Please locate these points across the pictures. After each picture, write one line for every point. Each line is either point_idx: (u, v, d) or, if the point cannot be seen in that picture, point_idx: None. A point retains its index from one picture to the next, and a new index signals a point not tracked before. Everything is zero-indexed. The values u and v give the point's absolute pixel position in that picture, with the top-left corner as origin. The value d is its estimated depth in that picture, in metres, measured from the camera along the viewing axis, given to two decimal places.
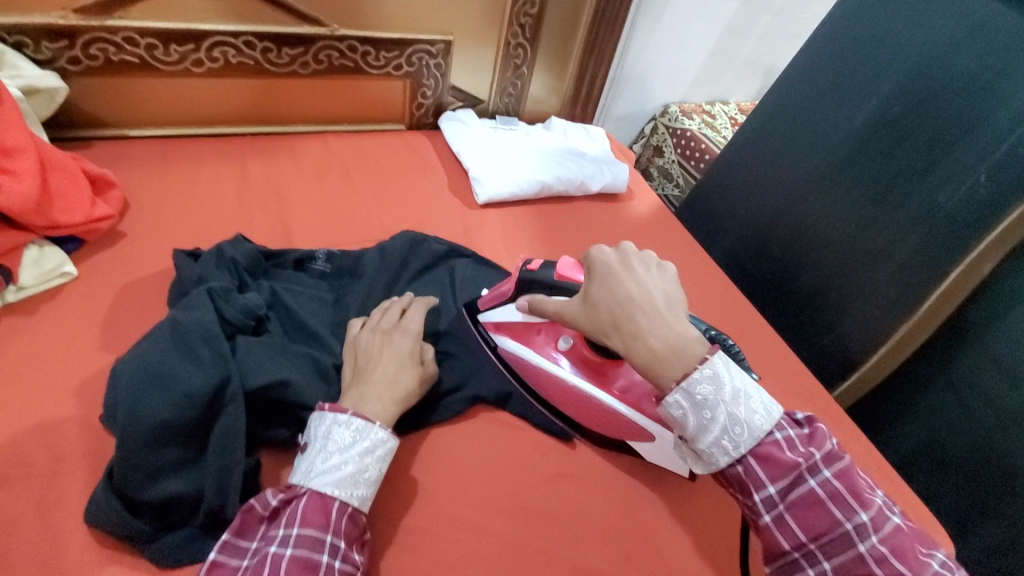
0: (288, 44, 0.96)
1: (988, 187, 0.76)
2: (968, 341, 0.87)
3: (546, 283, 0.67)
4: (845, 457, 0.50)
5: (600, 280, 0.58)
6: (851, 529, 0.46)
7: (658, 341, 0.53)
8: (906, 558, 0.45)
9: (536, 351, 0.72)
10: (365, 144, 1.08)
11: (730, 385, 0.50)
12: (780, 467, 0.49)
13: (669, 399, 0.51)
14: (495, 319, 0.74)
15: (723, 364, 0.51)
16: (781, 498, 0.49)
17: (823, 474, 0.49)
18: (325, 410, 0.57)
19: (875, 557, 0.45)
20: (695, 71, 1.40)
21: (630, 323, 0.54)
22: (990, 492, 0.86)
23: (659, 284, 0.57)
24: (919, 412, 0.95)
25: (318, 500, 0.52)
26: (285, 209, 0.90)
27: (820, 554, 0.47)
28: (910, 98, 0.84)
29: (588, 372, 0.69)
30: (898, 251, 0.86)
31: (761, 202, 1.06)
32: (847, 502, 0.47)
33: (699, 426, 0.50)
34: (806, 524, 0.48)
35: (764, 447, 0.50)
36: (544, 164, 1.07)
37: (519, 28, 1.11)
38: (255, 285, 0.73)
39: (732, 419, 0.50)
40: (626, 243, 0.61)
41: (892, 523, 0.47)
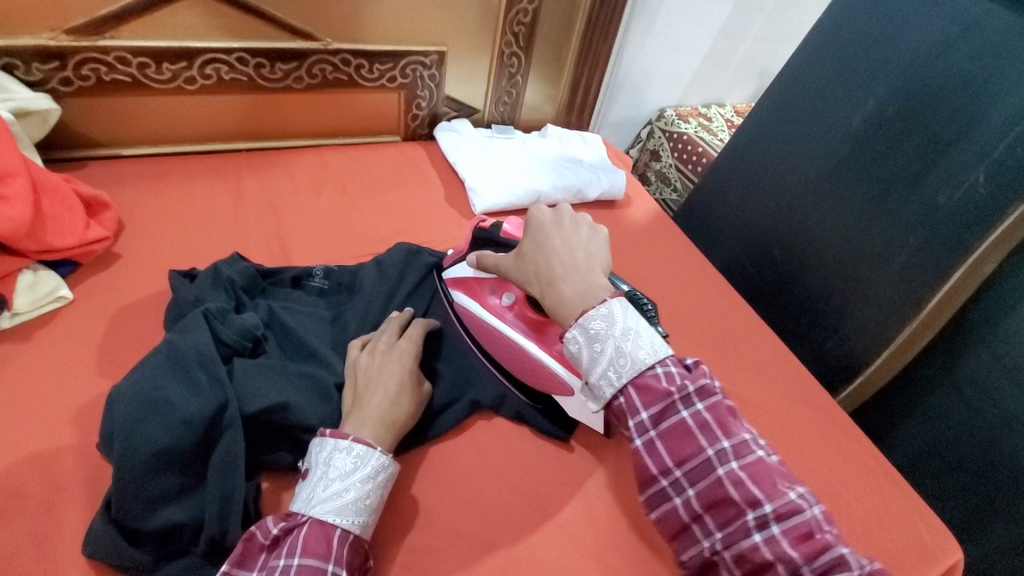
0: (282, 59, 0.95)
1: (986, 188, 0.75)
2: (971, 340, 0.87)
3: (494, 239, 0.72)
4: (721, 390, 0.51)
5: (531, 235, 0.62)
6: (713, 455, 0.48)
7: (569, 290, 0.56)
8: (763, 484, 0.47)
9: (481, 303, 0.73)
10: (361, 157, 1.07)
11: (622, 323, 0.52)
12: (654, 395, 0.50)
13: (566, 334, 0.54)
14: (454, 276, 0.77)
15: (620, 306, 0.53)
16: (652, 425, 0.50)
17: (695, 406, 0.49)
18: (327, 435, 0.56)
19: (733, 481, 0.47)
20: (690, 75, 1.40)
21: (547, 272, 0.58)
22: (1000, 495, 0.85)
23: (586, 243, 0.60)
24: (926, 413, 0.93)
25: (319, 528, 0.51)
26: (281, 225, 0.89)
27: (685, 481, 0.49)
28: (906, 99, 0.84)
29: (526, 326, 0.71)
30: (899, 253, 0.85)
31: (760, 206, 1.05)
32: (713, 431, 0.49)
33: (590, 359, 0.52)
34: (673, 450, 0.49)
35: (642, 378, 0.51)
36: (541, 172, 1.06)
37: (513, 36, 1.11)
38: (253, 305, 0.72)
39: (618, 352, 0.52)
40: (565, 206, 0.64)
41: (755, 454, 0.48)
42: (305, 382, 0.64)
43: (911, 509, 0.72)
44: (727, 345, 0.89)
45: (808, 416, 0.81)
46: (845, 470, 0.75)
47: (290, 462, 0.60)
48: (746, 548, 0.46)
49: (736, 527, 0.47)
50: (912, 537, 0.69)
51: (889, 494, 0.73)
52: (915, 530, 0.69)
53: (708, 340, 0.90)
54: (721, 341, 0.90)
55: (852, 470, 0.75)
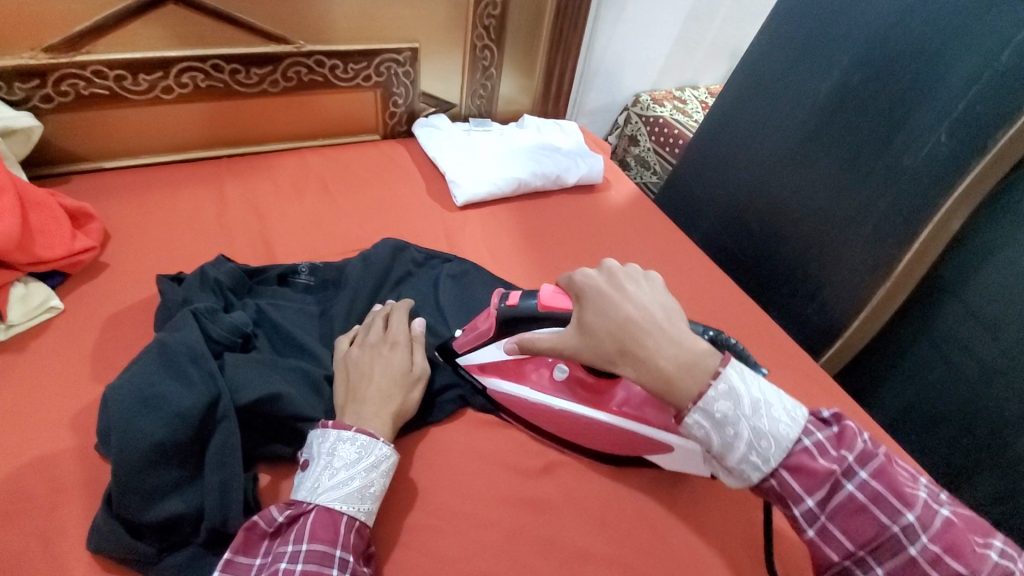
0: (256, 64, 0.97)
1: (949, 146, 0.78)
2: (944, 300, 0.90)
3: (530, 315, 0.64)
4: (879, 451, 0.49)
5: (593, 304, 0.57)
6: (900, 532, 0.46)
7: (668, 361, 0.52)
8: (962, 555, 0.44)
9: (530, 387, 0.69)
10: (342, 156, 1.08)
11: (749, 397, 0.50)
12: (814, 477, 0.48)
13: (689, 420, 0.50)
14: (479, 361, 0.72)
15: (739, 376, 0.51)
16: (821, 509, 0.48)
17: (860, 476, 0.48)
18: (329, 427, 0.58)
19: (929, 558, 0.45)
20: (662, 59, 1.42)
21: (633, 346, 0.54)
22: (984, 447, 0.86)
23: (653, 299, 0.57)
24: (907, 371, 0.96)
25: (326, 516, 0.53)
26: (266, 227, 0.91)
27: (873, 561, 0.46)
28: (869, 68, 0.86)
29: (588, 396, 0.67)
30: (870, 217, 0.87)
31: (736, 182, 1.07)
32: (891, 503, 0.46)
33: (724, 443, 0.50)
34: (852, 533, 0.47)
35: (796, 458, 0.49)
36: (519, 161, 1.08)
37: (484, 29, 1.12)
38: (241, 304, 0.74)
39: (756, 432, 0.49)
40: (608, 262, 0.60)
41: (941, 517, 0.46)
42: (297, 375, 0.66)
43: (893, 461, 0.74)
44: (709, 317, 0.92)
45: (790, 380, 0.83)
46: None
47: (285, 452, 0.62)
48: None
49: None
50: None
51: None
52: None
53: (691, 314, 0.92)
54: (703, 315, 0.92)
55: None
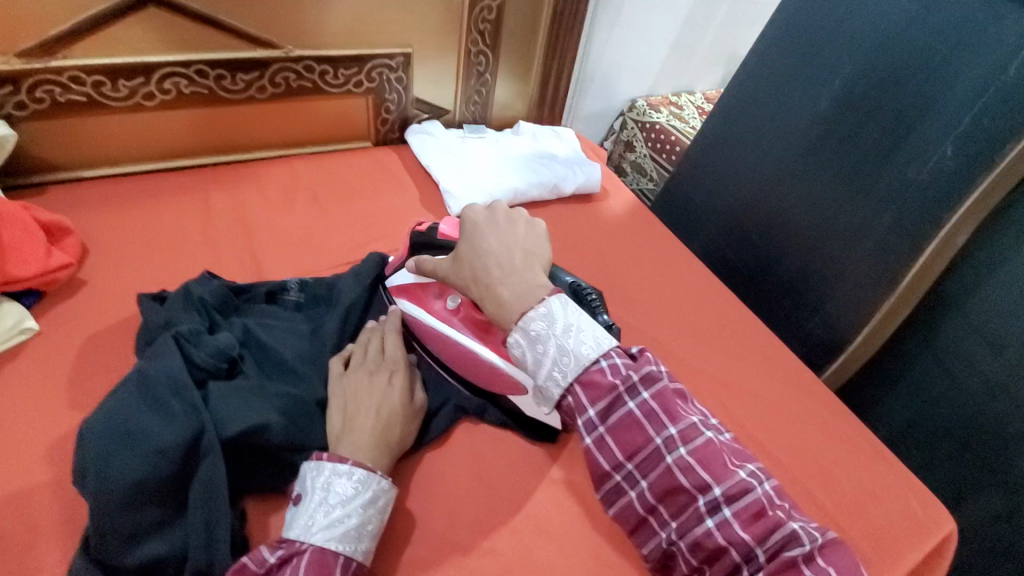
0: (243, 69, 0.93)
1: (953, 160, 0.77)
2: (949, 313, 0.88)
3: (433, 243, 0.73)
4: (668, 380, 0.53)
5: (467, 240, 0.63)
6: (661, 444, 0.51)
7: (507, 292, 0.58)
8: (711, 467, 0.49)
9: (426, 310, 0.72)
10: (332, 164, 1.05)
11: (563, 320, 0.54)
12: (600, 390, 0.52)
13: (510, 338, 0.55)
14: (398, 283, 0.76)
15: (560, 304, 0.55)
16: (601, 421, 0.52)
17: (641, 396, 0.52)
18: (324, 459, 0.55)
19: (681, 468, 0.50)
20: (658, 64, 1.40)
21: (484, 276, 0.60)
22: (989, 464, 0.85)
23: (521, 241, 0.63)
24: (908, 386, 0.95)
25: (321, 558, 0.50)
26: (254, 240, 0.88)
27: (638, 474, 0.52)
28: (871, 79, 0.85)
29: (473, 329, 0.70)
30: (874, 230, 0.86)
31: (736, 192, 1.05)
32: (659, 419, 0.51)
33: (535, 360, 0.54)
34: (623, 444, 0.52)
35: (588, 375, 0.53)
36: (516, 171, 1.06)
37: (479, 34, 1.10)
38: (227, 324, 0.70)
39: (561, 350, 0.53)
40: (498, 205, 0.67)
41: (703, 439, 0.51)
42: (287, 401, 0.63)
43: (901, 483, 0.73)
44: (711, 331, 0.90)
45: (795, 397, 0.81)
46: (832, 447, 0.76)
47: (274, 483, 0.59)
48: (700, 535, 0.49)
49: (688, 514, 0.50)
50: (902, 510, 0.70)
51: (879, 469, 0.74)
52: (907, 505, 0.70)
53: (693, 329, 0.90)
54: (705, 329, 0.90)
55: (841, 449, 0.76)
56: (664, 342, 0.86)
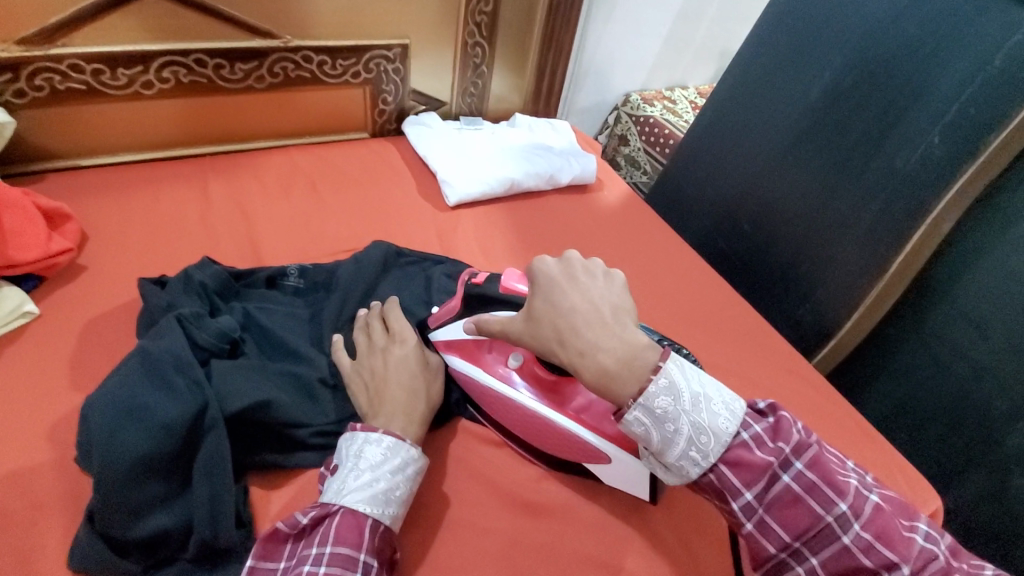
0: (241, 59, 0.94)
1: (941, 149, 0.79)
2: (935, 299, 0.90)
3: (494, 298, 0.64)
4: (815, 443, 0.48)
5: (543, 294, 0.54)
6: (832, 521, 0.45)
7: (609, 357, 0.49)
8: (891, 540, 0.44)
9: (487, 372, 0.66)
10: (330, 155, 1.06)
11: (688, 392, 0.48)
12: (751, 467, 0.47)
13: (628, 417, 0.48)
14: (445, 339, 0.69)
15: (678, 370, 0.49)
16: (758, 502, 0.47)
17: (797, 467, 0.47)
18: (357, 429, 0.57)
19: (860, 546, 0.44)
20: (652, 58, 1.42)
21: (573, 338, 0.51)
22: (977, 445, 0.87)
23: (605, 292, 0.53)
24: (895, 371, 0.97)
25: (351, 518, 0.51)
26: (253, 228, 0.88)
27: (807, 552, 0.46)
28: (862, 70, 0.86)
29: (541, 391, 0.63)
30: (863, 218, 0.88)
31: (728, 182, 1.07)
32: (824, 492, 0.46)
33: (664, 440, 0.48)
34: (787, 523, 0.46)
35: (733, 452, 0.47)
36: (513, 161, 1.07)
37: (476, 26, 1.11)
38: (227, 308, 0.71)
39: (695, 429, 0.47)
40: (570, 252, 0.56)
41: (873, 506, 0.45)
42: (288, 380, 0.64)
43: (888, 462, 0.74)
44: (704, 319, 0.91)
45: (785, 381, 0.83)
46: (822, 429, 0.78)
47: (277, 459, 0.60)
48: None
49: None
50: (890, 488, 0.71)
51: (867, 450, 0.76)
52: (895, 483, 0.72)
53: (686, 315, 0.91)
54: (698, 316, 0.91)
55: (831, 431, 0.77)
56: (658, 328, 0.88)
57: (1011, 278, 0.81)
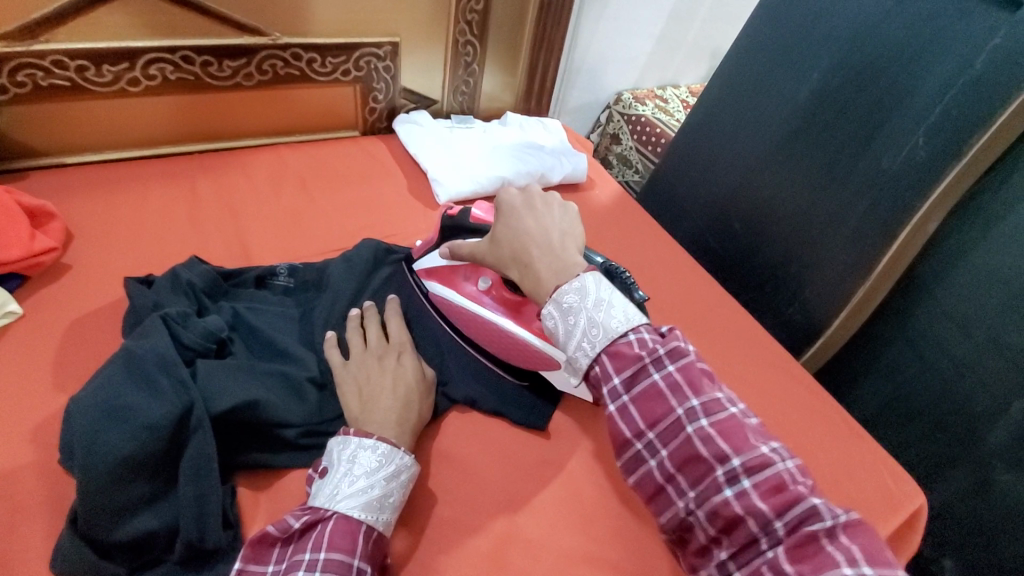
0: (229, 56, 0.93)
1: (926, 149, 0.79)
2: (920, 298, 0.91)
3: (465, 226, 0.72)
4: (695, 356, 0.51)
5: (503, 219, 0.63)
6: (681, 414, 0.48)
7: (543, 268, 0.57)
8: (731, 439, 0.46)
9: (458, 292, 0.74)
10: (320, 153, 1.05)
11: (596, 295, 0.53)
12: (625, 360, 0.50)
13: (543, 310, 0.55)
14: (427, 267, 0.77)
15: (594, 280, 0.54)
16: (624, 390, 0.50)
17: (666, 367, 0.49)
18: (350, 434, 0.56)
19: (702, 437, 0.47)
20: (644, 57, 1.42)
21: (521, 253, 0.60)
22: (961, 442, 0.88)
23: (558, 222, 0.62)
24: (882, 369, 0.98)
25: (346, 524, 0.50)
26: (241, 227, 0.87)
27: (658, 441, 0.49)
28: (849, 70, 0.87)
29: (507, 309, 0.72)
30: (850, 218, 0.88)
31: (717, 181, 1.07)
32: (682, 391, 0.49)
33: (566, 333, 0.53)
34: (645, 413, 0.49)
35: (615, 346, 0.51)
36: (503, 159, 1.06)
37: (467, 24, 1.10)
38: (215, 308, 0.71)
39: (592, 322, 0.52)
40: (534, 187, 0.65)
41: (728, 412, 0.48)
42: (276, 381, 0.64)
43: (874, 459, 0.75)
44: (693, 317, 0.92)
45: (774, 379, 0.84)
46: (810, 426, 0.78)
47: (264, 460, 0.59)
48: (718, 504, 0.45)
49: (706, 483, 0.46)
50: (876, 485, 0.72)
51: (854, 447, 0.76)
52: (881, 480, 0.72)
53: (676, 314, 0.92)
54: (688, 314, 0.92)
55: (818, 428, 0.78)
56: None
57: (993, 278, 0.82)
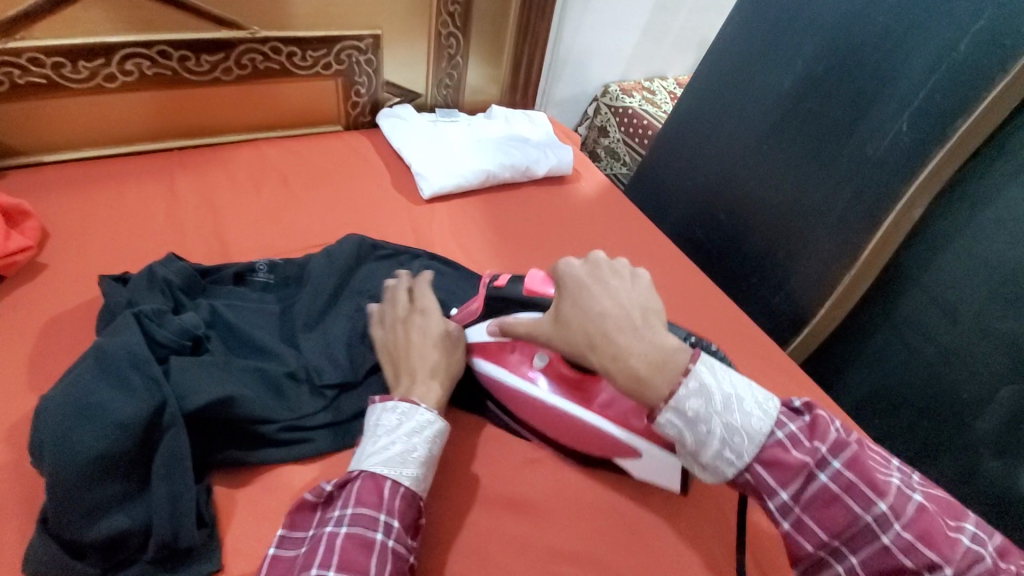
0: (207, 51, 0.91)
1: (909, 135, 0.79)
2: (906, 286, 0.90)
3: (517, 299, 0.65)
4: (852, 440, 0.48)
5: (572, 297, 0.55)
6: (872, 521, 0.44)
7: (640, 361, 0.50)
8: (936, 543, 0.43)
9: (514, 374, 0.66)
10: (302, 148, 1.04)
11: (720, 393, 0.48)
12: (787, 468, 0.47)
13: (661, 419, 0.48)
14: (468, 342, 0.70)
15: (709, 371, 0.49)
16: (794, 501, 0.47)
17: (833, 466, 0.46)
18: (375, 401, 0.58)
19: (902, 548, 0.43)
20: (630, 48, 1.41)
21: (605, 343, 0.52)
22: (946, 429, 0.88)
23: (634, 294, 0.54)
24: (870, 358, 0.97)
25: (370, 481, 0.51)
26: (221, 224, 0.87)
27: (846, 551, 0.45)
28: (833, 58, 0.86)
29: (568, 389, 0.64)
30: (835, 206, 0.88)
31: (704, 172, 1.07)
32: (863, 492, 0.45)
33: (698, 442, 0.48)
34: (825, 523, 0.46)
35: (768, 451, 0.47)
36: (487, 153, 1.05)
37: (449, 16, 1.09)
38: (192, 305, 0.69)
39: (729, 429, 0.47)
40: (596, 250, 0.57)
41: (915, 505, 0.44)
42: (254, 377, 0.63)
43: None
44: (678, 309, 0.91)
45: (759, 370, 0.83)
46: None
47: (242, 457, 0.59)
48: None
49: None
50: None
51: None
52: None
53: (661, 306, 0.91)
54: (673, 306, 0.91)
55: None
56: None
57: (980, 264, 0.81)
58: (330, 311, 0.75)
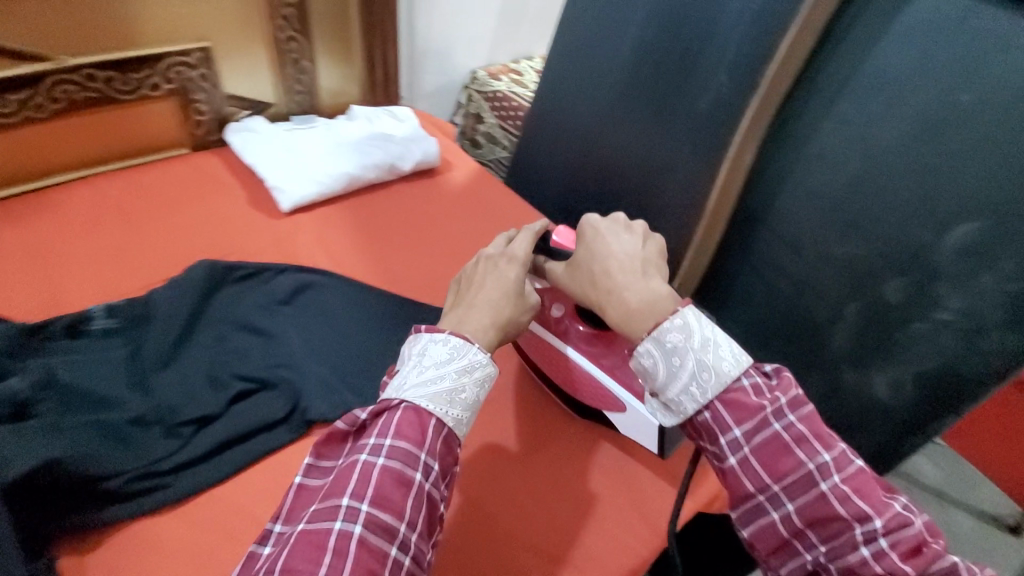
0: (8, 89, 0.83)
1: (729, 85, 0.84)
2: (755, 226, 0.97)
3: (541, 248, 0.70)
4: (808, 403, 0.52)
5: (588, 245, 0.64)
6: (814, 469, 0.49)
7: (634, 297, 0.58)
8: (869, 498, 0.48)
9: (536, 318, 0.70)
10: (145, 177, 0.97)
11: (700, 333, 0.53)
12: (745, 411, 0.51)
13: (641, 348, 0.55)
14: None
15: (694, 317, 0.54)
16: (746, 441, 0.51)
17: (788, 418, 0.51)
18: (422, 331, 0.56)
19: (838, 496, 0.48)
20: (490, 33, 1.42)
21: (605, 280, 0.60)
22: (810, 350, 0.94)
23: (637, 248, 0.62)
24: (740, 298, 1.03)
25: (413, 414, 0.50)
26: (53, 272, 0.80)
27: (784, 496, 0.50)
28: (659, 20, 0.90)
29: (584, 342, 0.68)
30: (681, 161, 0.93)
31: (567, 144, 1.09)
32: (811, 444, 0.50)
33: (669, 373, 0.53)
34: (770, 467, 0.50)
35: (730, 393, 0.52)
36: (345, 153, 1.02)
37: (284, 20, 1.04)
38: (21, 368, 0.63)
39: (700, 364, 0.52)
40: (620, 215, 0.66)
41: (856, 465, 0.49)
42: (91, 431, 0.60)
43: None
44: None
45: None
46: None
47: (85, 519, 0.55)
48: (855, 563, 0.47)
49: (842, 541, 0.48)
50: None
51: None
52: None
53: None
54: None
55: None
56: None
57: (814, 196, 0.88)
58: (185, 346, 0.71)
